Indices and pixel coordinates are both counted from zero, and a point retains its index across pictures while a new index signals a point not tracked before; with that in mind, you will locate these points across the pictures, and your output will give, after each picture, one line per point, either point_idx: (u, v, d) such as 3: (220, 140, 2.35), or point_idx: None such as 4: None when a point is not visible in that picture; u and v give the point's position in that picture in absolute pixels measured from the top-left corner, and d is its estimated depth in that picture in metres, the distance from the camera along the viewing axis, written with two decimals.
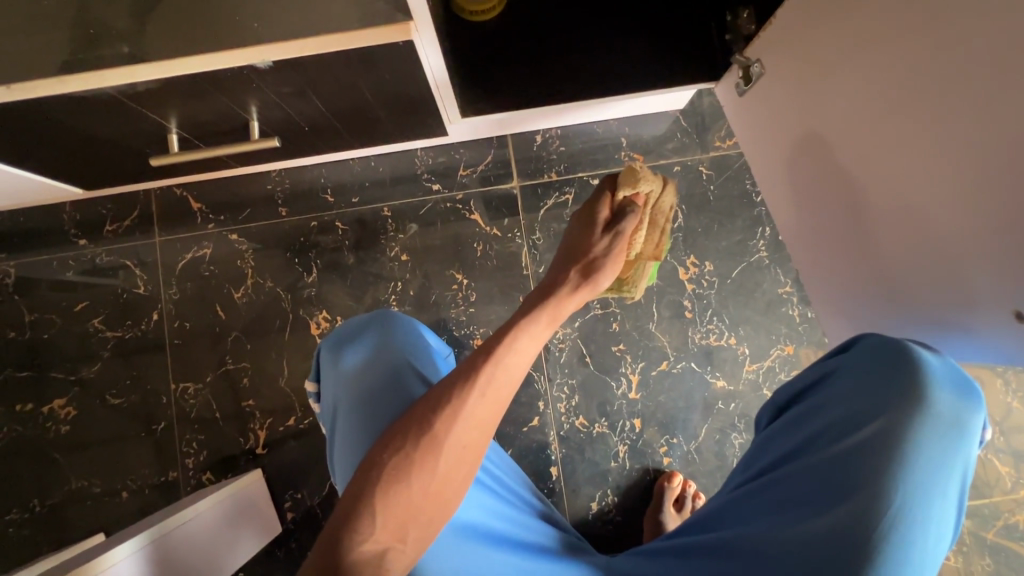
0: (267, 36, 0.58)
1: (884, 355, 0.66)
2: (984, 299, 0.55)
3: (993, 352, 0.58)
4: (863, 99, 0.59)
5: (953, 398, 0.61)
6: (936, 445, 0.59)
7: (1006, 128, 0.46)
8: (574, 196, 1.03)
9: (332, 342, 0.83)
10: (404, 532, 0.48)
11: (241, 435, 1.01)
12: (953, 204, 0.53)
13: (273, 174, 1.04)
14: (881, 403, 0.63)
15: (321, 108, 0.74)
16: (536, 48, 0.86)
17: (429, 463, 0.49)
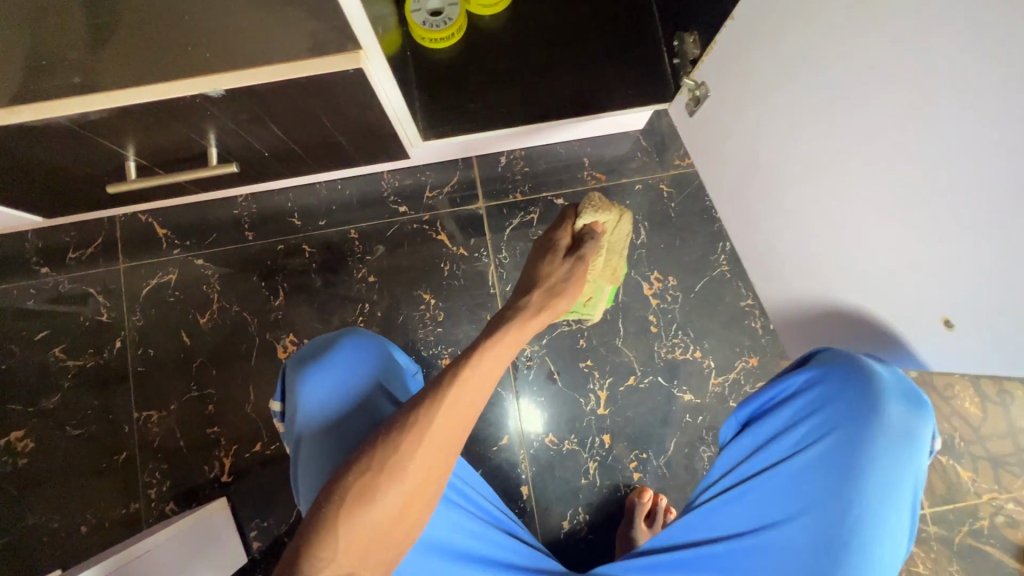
0: (219, 65, 0.59)
1: (845, 368, 0.66)
2: (910, 308, 0.58)
3: (918, 361, 0.62)
4: (797, 118, 0.62)
5: (904, 414, 0.64)
6: (889, 461, 0.63)
7: (929, 151, 0.49)
8: (539, 215, 1.05)
9: (297, 357, 0.79)
10: (368, 552, 0.50)
11: (206, 463, 0.99)
12: (884, 218, 0.56)
13: (240, 199, 1.05)
14: (843, 420, 0.65)
15: (280, 134, 0.75)
16: (495, 74, 0.89)
17: (394, 485, 0.50)
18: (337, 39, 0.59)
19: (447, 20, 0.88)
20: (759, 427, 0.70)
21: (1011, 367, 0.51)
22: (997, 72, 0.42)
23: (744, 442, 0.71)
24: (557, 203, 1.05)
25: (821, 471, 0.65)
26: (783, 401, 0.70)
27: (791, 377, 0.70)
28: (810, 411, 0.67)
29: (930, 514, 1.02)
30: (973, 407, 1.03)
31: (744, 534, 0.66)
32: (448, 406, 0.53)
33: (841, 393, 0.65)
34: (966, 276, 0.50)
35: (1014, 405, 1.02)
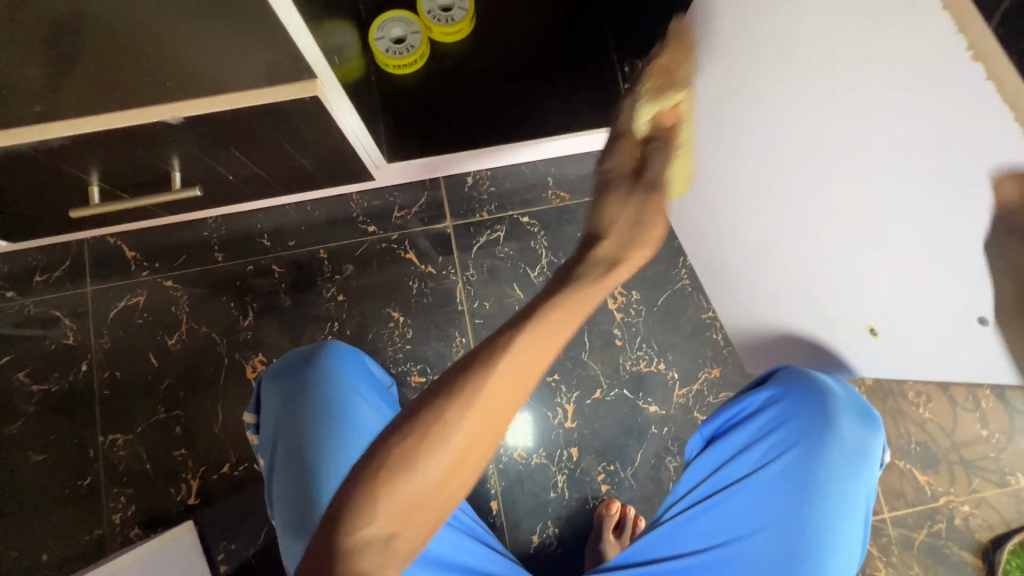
0: (178, 95, 0.62)
1: (802, 385, 0.69)
2: (840, 319, 0.62)
3: (859, 363, 0.66)
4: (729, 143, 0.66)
5: (858, 429, 0.68)
6: (846, 474, 0.66)
7: (828, 178, 0.53)
8: (505, 233, 1.07)
9: (274, 370, 0.81)
10: (405, 523, 0.37)
11: (172, 486, 0.98)
12: (805, 240, 0.60)
13: (210, 221, 1.06)
14: (802, 435, 0.68)
15: (243, 159, 0.77)
16: (455, 100, 0.92)
17: (434, 448, 0.37)
18: (292, 69, 0.62)
19: (409, 47, 0.92)
20: (723, 443, 0.72)
21: (932, 369, 0.56)
22: (870, 114, 0.46)
23: (708, 457, 0.72)
24: (523, 221, 1.08)
25: (784, 484, 0.67)
26: (748, 417, 0.72)
27: (753, 395, 0.72)
28: (772, 427, 0.69)
29: (890, 519, 1.04)
30: (928, 413, 1.06)
31: (709, 548, 0.68)
32: (521, 352, 0.38)
33: (800, 410, 0.68)
34: (875, 293, 0.54)
35: (965, 411, 1.05)
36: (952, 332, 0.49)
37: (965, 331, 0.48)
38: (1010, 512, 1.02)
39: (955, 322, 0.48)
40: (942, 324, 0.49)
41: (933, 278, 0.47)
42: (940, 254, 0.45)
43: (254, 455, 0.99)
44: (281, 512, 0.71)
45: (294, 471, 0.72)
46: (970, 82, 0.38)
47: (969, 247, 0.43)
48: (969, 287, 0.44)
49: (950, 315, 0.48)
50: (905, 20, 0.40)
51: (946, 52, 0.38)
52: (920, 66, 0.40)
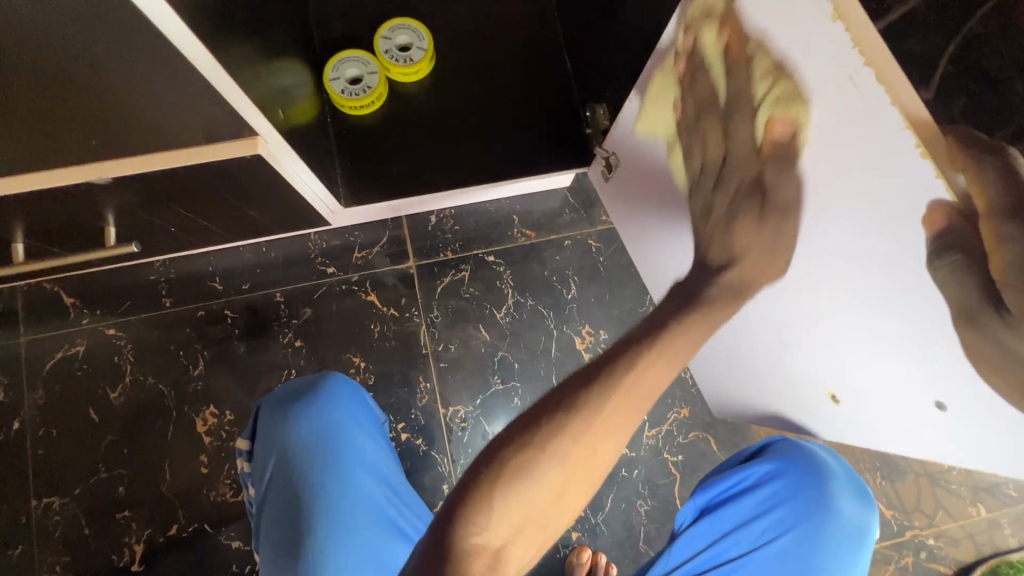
0: (105, 155, 0.58)
1: (801, 462, 0.71)
2: (803, 381, 0.62)
3: (823, 423, 0.66)
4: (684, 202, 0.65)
5: (854, 506, 0.70)
6: (845, 553, 0.67)
7: (778, 254, 0.52)
8: (470, 273, 1.05)
9: (275, 401, 0.72)
10: (520, 530, 0.38)
11: (115, 552, 0.91)
12: (765, 307, 0.59)
13: (156, 264, 1.00)
14: (802, 514, 0.69)
15: (183, 212, 0.73)
16: (414, 142, 0.90)
17: (549, 461, 0.39)
18: (231, 127, 0.59)
19: (366, 88, 0.89)
20: (720, 515, 0.71)
21: (893, 440, 0.55)
22: (814, 198, 0.45)
23: (704, 529, 0.72)
24: (488, 261, 1.05)
25: (782, 564, 0.68)
26: (747, 490, 0.72)
27: (752, 469, 0.72)
28: (771, 506, 0.70)
29: None
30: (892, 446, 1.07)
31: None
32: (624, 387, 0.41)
33: (799, 489, 0.69)
34: (838, 364, 0.54)
35: None
36: (915, 412, 0.48)
37: (928, 413, 0.47)
38: (971, 543, 1.04)
39: (918, 404, 0.47)
40: (902, 402, 0.49)
41: (894, 360, 0.46)
42: (899, 340, 0.44)
43: (204, 514, 0.93)
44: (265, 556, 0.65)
45: (280, 522, 0.66)
46: (920, 180, 0.36)
47: (924, 338, 0.42)
48: (931, 373, 0.44)
49: (911, 397, 0.47)
50: (852, 112, 0.38)
51: (893, 148, 0.37)
52: (866, 159, 0.39)
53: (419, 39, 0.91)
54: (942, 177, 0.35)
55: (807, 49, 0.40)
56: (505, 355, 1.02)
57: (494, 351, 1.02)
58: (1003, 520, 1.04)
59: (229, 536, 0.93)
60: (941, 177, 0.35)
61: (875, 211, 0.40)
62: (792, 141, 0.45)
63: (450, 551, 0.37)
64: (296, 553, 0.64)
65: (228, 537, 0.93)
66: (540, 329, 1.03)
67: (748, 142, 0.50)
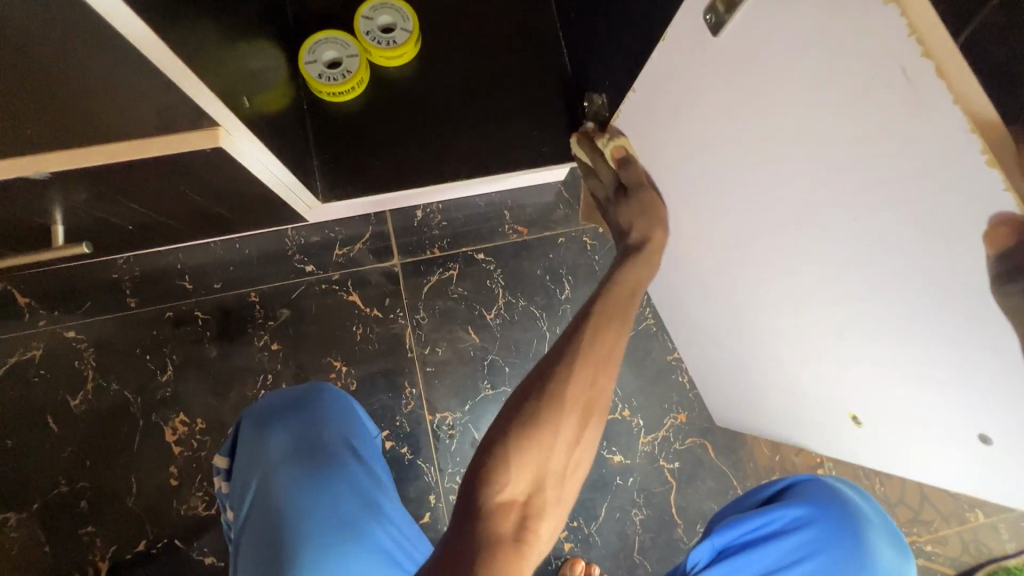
0: (42, 146, 0.51)
1: (837, 508, 0.67)
2: (820, 400, 0.58)
3: (838, 443, 0.62)
4: (693, 204, 0.60)
5: (892, 555, 0.67)
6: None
7: (806, 265, 0.48)
8: (459, 272, 0.99)
9: (255, 417, 0.65)
10: (536, 494, 0.43)
11: (78, 570, 0.85)
12: (784, 320, 0.55)
13: (120, 261, 0.93)
14: (839, 561, 0.65)
15: (141, 209, 0.66)
16: (398, 133, 0.84)
17: (546, 432, 0.44)
18: (190, 116, 0.52)
19: (345, 72, 0.82)
20: (746, 559, 0.67)
21: (920, 466, 0.52)
22: (848, 206, 0.40)
23: (728, 571, 0.67)
24: (478, 258, 1.00)
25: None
26: (778, 534, 0.68)
27: (783, 511, 0.68)
28: (806, 552, 0.66)
29: None
30: None
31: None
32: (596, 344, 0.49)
33: (835, 538, 0.66)
34: (864, 385, 0.50)
35: None
36: (953, 442, 0.44)
37: (964, 443, 0.44)
38: (968, 549, 1.02)
39: (954, 434, 0.44)
40: (935, 432, 0.46)
41: (932, 386, 0.42)
42: (940, 367, 0.40)
43: (175, 529, 0.87)
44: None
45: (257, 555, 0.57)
46: (981, 192, 0.31)
47: (972, 368, 0.38)
48: (973, 405, 0.40)
49: (950, 426, 0.44)
50: (899, 111, 0.34)
51: (951, 154, 0.32)
52: (915, 167, 0.34)
53: (404, 19, 0.84)
54: (1013, 189, 0.30)
55: (847, 39, 0.35)
56: (495, 359, 0.97)
57: (484, 355, 0.97)
58: (1001, 525, 1.03)
59: (202, 551, 0.87)
60: (1011, 189, 0.30)
61: (922, 226, 0.36)
62: (825, 142, 0.40)
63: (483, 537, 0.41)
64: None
65: (200, 552, 0.87)
66: (533, 331, 0.98)
67: (766, 144, 0.46)
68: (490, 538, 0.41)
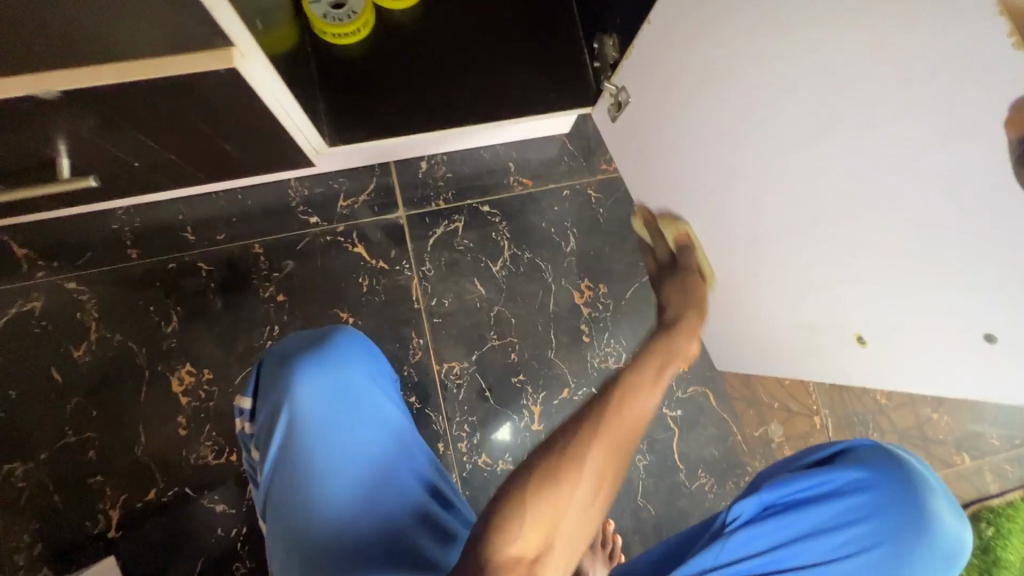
0: (50, 63, 0.49)
1: (896, 473, 0.61)
2: (823, 326, 0.59)
3: (837, 372, 0.64)
4: (702, 139, 0.61)
5: (951, 525, 0.61)
6: (934, 573, 0.59)
7: (816, 183, 0.49)
8: (464, 224, 0.99)
9: (281, 353, 0.64)
10: (548, 542, 0.43)
11: (88, 518, 0.85)
12: (790, 246, 0.56)
13: (119, 211, 0.91)
14: (894, 530, 0.59)
15: (147, 142, 0.65)
16: (404, 76, 0.83)
17: (544, 503, 0.43)
18: (203, 35, 0.51)
19: (350, 13, 0.81)
20: (794, 516, 0.61)
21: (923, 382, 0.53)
22: (866, 114, 0.42)
23: (775, 529, 0.60)
24: (483, 211, 1.00)
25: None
26: (827, 496, 0.61)
27: (838, 472, 0.62)
28: (857, 516, 0.60)
29: None
30: (883, 397, 1.07)
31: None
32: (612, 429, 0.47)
33: (892, 503, 0.60)
34: (867, 303, 0.51)
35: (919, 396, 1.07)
36: (953, 349, 0.46)
37: (966, 348, 0.45)
38: (956, 492, 1.05)
39: (957, 338, 0.45)
40: (938, 340, 0.46)
41: (939, 289, 0.43)
42: (948, 267, 0.41)
43: (185, 477, 0.88)
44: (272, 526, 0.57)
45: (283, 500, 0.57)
46: (1004, 76, 0.33)
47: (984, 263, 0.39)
48: (980, 304, 0.41)
49: (952, 331, 0.45)
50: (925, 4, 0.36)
51: (978, 42, 0.34)
52: (942, 58, 0.36)
53: None
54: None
55: None
56: (501, 310, 0.97)
57: (490, 306, 0.97)
58: (987, 469, 1.06)
59: (213, 499, 0.88)
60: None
61: (944, 122, 0.37)
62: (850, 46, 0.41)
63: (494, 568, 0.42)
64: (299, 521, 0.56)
65: (212, 500, 0.88)
66: (538, 282, 0.99)
67: (783, 61, 0.47)
68: None
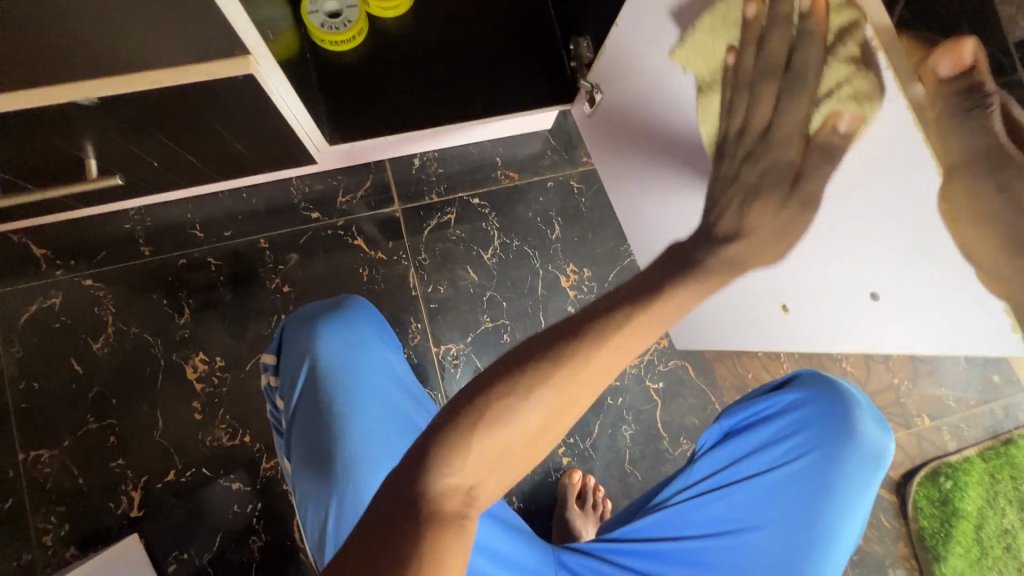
0: (89, 73, 0.56)
1: (827, 392, 0.73)
2: (753, 296, 0.66)
3: (776, 340, 0.71)
4: (663, 129, 0.68)
5: (878, 432, 0.72)
6: (863, 471, 0.69)
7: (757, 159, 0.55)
8: (456, 216, 1.06)
9: (302, 316, 0.71)
10: (490, 471, 0.39)
11: (111, 500, 0.91)
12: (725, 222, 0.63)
13: (132, 212, 0.97)
14: (825, 439, 0.70)
15: (167, 142, 0.71)
16: (397, 79, 0.90)
17: (491, 435, 0.38)
18: (223, 46, 0.58)
19: (346, 22, 0.87)
20: (744, 438, 0.73)
21: (833, 342, 0.61)
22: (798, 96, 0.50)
23: (727, 449, 0.73)
24: (474, 203, 1.07)
25: (799, 485, 0.70)
26: (769, 417, 0.74)
27: (779, 396, 0.74)
28: (795, 429, 0.72)
29: None
30: (850, 366, 1.15)
31: (716, 534, 0.69)
32: (579, 361, 0.40)
33: (824, 416, 0.72)
34: (784, 270, 0.58)
35: (881, 363, 1.16)
36: (852, 306, 0.54)
37: (861, 306, 0.52)
38: (918, 450, 1.14)
39: (855, 296, 0.52)
40: (841, 298, 0.54)
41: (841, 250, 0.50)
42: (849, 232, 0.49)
43: (202, 458, 0.94)
44: (295, 473, 0.65)
45: (303, 445, 0.65)
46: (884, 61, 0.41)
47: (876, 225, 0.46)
48: (871, 265, 0.48)
49: (851, 290, 0.52)
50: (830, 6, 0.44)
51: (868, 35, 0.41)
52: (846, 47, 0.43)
53: None
54: (893, 67, 0.41)
55: None
56: (494, 295, 1.05)
57: (483, 291, 1.04)
58: (945, 428, 1.15)
59: (230, 478, 0.94)
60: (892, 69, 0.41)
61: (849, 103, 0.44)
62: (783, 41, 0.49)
63: (424, 493, 0.37)
64: (314, 460, 0.64)
65: (228, 479, 0.94)
66: (527, 268, 1.06)
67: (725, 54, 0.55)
68: (431, 516, 0.37)
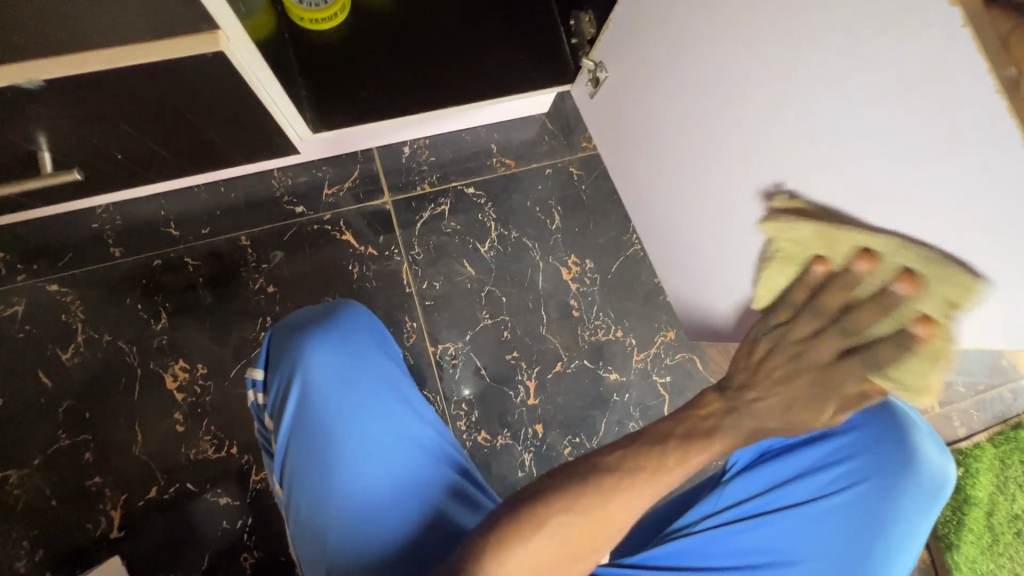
0: (31, 52, 0.49)
1: (881, 416, 0.68)
2: None
3: None
4: (688, 105, 0.64)
5: (937, 457, 0.67)
6: (919, 501, 0.65)
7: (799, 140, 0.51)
8: (450, 207, 1.00)
9: (292, 326, 0.65)
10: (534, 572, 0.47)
11: (88, 521, 0.85)
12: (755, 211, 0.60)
13: (99, 210, 0.90)
14: (877, 467, 0.66)
15: (129, 131, 0.64)
16: (384, 59, 0.83)
17: (535, 540, 0.48)
18: (188, 18, 0.51)
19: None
20: (783, 463, 0.69)
21: None
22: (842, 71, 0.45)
23: (764, 473, 0.69)
24: (468, 192, 1.01)
25: (843, 514, 0.66)
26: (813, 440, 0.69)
27: None
28: (842, 456, 0.67)
29: None
30: None
31: (750, 565, 0.66)
32: (608, 487, 0.51)
33: (878, 443, 0.67)
34: None
35: None
36: None
37: None
38: None
39: None
40: None
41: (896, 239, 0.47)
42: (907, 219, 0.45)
43: (185, 472, 0.88)
44: (290, 504, 0.60)
45: (301, 472, 0.60)
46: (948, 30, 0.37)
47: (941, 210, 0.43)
48: None
49: None
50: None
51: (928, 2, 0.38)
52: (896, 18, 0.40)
53: None
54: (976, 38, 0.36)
55: None
56: (492, 290, 0.99)
57: (481, 286, 0.99)
58: (955, 414, 1.13)
59: (216, 493, 0.88)
60: (983, 51, 0.36)
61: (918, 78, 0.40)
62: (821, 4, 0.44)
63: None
64: (316, 490, 0.59)
65: (215, 494, 0.88)
66: (526, 261, 1.01)
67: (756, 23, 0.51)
68: None
